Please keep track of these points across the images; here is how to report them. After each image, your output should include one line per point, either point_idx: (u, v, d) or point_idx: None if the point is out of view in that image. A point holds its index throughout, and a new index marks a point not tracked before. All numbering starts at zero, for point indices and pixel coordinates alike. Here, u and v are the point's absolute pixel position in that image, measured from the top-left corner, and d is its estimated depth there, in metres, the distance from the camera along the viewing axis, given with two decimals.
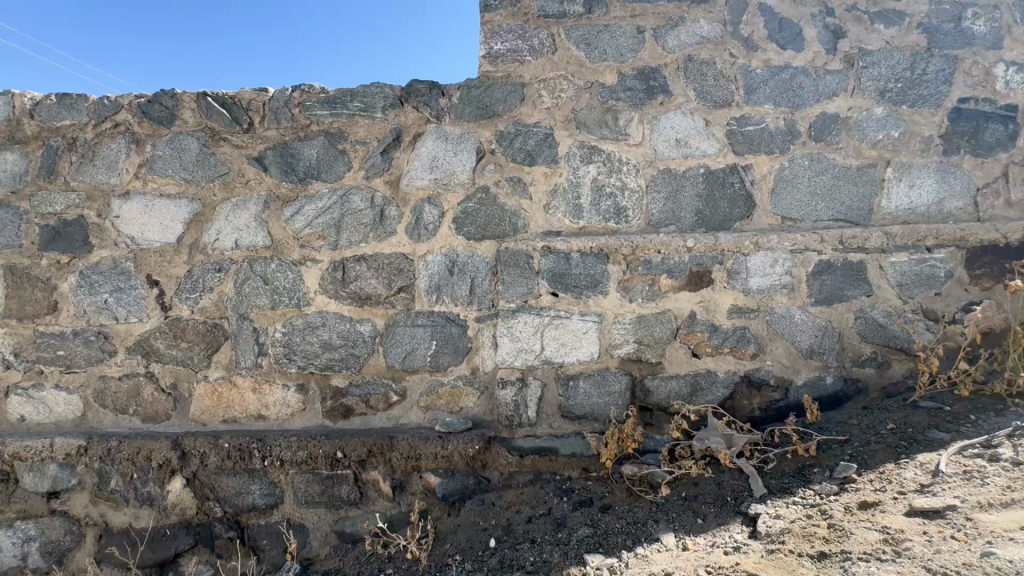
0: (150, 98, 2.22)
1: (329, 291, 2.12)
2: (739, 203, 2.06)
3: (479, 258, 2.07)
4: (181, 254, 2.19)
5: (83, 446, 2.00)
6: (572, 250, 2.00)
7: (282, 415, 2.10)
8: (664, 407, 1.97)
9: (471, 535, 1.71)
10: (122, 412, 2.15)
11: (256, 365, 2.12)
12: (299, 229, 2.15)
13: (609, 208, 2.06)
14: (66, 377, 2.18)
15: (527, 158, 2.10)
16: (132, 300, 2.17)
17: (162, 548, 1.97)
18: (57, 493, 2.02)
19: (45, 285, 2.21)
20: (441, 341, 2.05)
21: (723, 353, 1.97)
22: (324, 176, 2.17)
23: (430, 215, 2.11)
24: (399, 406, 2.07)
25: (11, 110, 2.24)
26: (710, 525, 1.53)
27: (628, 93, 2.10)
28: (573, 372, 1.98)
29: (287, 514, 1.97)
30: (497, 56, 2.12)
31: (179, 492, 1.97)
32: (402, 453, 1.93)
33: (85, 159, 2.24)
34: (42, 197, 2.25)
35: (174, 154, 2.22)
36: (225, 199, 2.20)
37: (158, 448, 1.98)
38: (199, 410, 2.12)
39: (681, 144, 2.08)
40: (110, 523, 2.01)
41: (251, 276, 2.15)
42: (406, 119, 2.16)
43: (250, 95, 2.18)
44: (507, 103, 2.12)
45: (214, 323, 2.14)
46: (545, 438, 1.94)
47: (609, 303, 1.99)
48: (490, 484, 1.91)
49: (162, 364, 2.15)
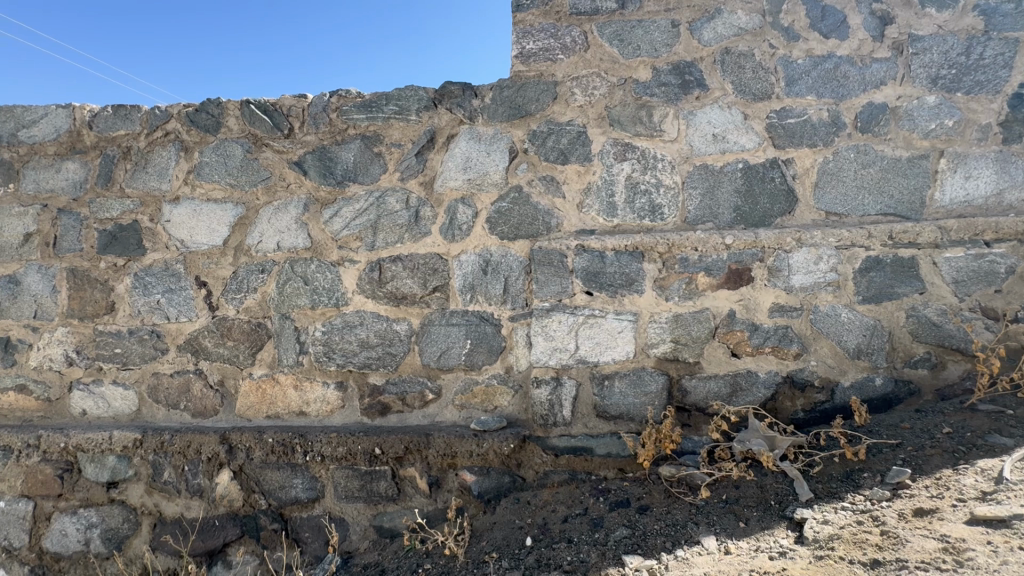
0: (197, 107, 2.33)
1: (366, 291, 2.17)
2: (780, 199, 1.99)
3: (513, 257, 2.07)
4: (227, 256, 2.28)
5: (139, 439, 2.11)
6: (607, 248, 1.99)
7: (322, 411, 2.16)
8: (702, 407, 1.93)
9: (508, 533, 1.72)
10: (173, 407, 2.25)
11: (298, 363, 2.18)
12: (338, 230, 2.20)
13: (643, 206, 2.03)
14: (123, 374, 2.30)
15: (560, 157, 2.09)
16: (182, 300, 2.28)
17: (211, 538, 2.05)
18: (115, 483, 2.13)
19: (103, 287, 2.34)
20: (476, 340, 2.07)
21: (765, 353, 1.92)
22: (361, 179, 2.22)
23: (464, 215, 2.13)
24: (434, 404, 2.09)
25: (73, 123, 2.40)
26: (753, 529, 1.49)
27: (663, 89, 2.07)
28: (608, 371, 1.96)
29: (328, 508, 2.02)
30: (529, 56, 2.13)
31: (227, 484, 2.05)
32: (438, 451, 1.95)
33: (139, 166, 2.37)
34: (100, 204, 2.38)
35: (219, 161, 2.32)
36: (267, 203, 2.28)
37: (207, 441, 2.07)
38: (245, 406, 2.20)
39: (718, 139, 2.04)
40: (163, 513, 2.10)
41: (293, 276, 2.22)
42: (440, 121, 2.19)
43: (290, 102, 2.26)
44: (539, 102, 2.12)
45: (258, 323, 2.23)
46: (580, 438, 1.94)
47: (644, 302, 1.96)
48: (525, 483, 1.92)
49: (210, 361, 2.25)
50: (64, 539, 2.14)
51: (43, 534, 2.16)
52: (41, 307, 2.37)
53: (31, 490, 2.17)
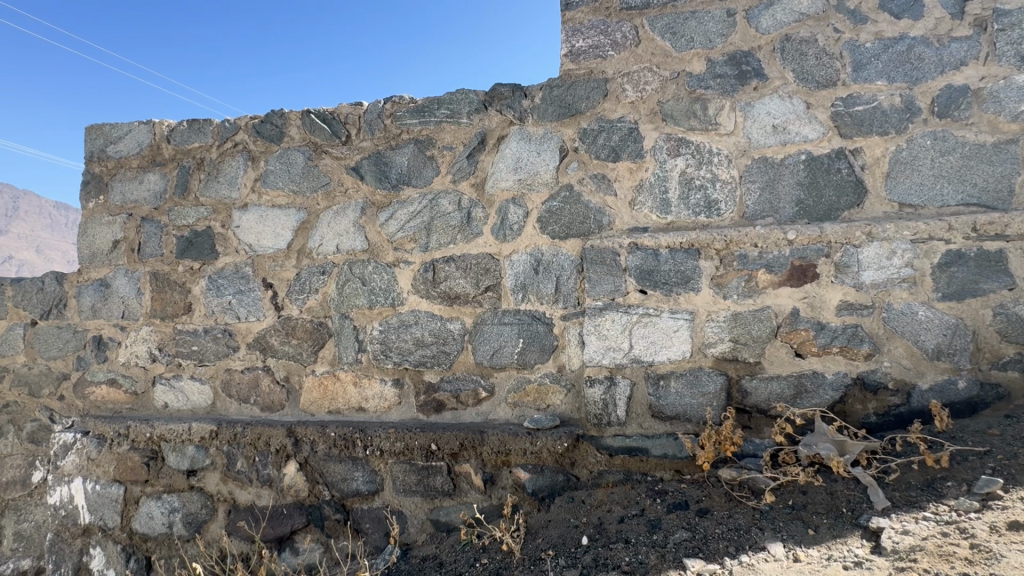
0: (263, 119, 2.48)
1: (420, 291, 2.23)
2: (847, 191, 1.89)
3: (564, 256, 2.08)
4: (290, 259, 2.41)
5: (215, 431, 2.26)
6: (661, 246, 1.95)
7: (380, 408, 2.24)
8: (764, 409, 1.86)
9: (564, 531, 1.72)
10: (244, 401, 2.40)
11: (357, 360, 2.27)
12: (393, 232, 2.28)
13: (698, 202, 1.98)
14: (199, 369, 2.47)
15: (611, 154, 2.07)
16: (251, 300, 2.42)
17: (281, 525, 2.17)
18: (194, 471, 2.30)
19: (181, 289, 2.52)
20: (528, 339, 2.08)
21: (832, 353, 1.83)
22: (415, 182, 2.28)
23: (515, 215, 2.15)
24: (488, 402, 2.13)
25: (154, 137, 2.61)
26: (823, 537, 1.43)
27: (719, 81, 2.01)
28: (664, 371, 1.92)
29: (387, 501, 2.09)
30: (579, 54, 2.12)
31: (294, 475, 2.17)
32: (493, 448, 1.98)
33: (212, 176, 2.54)
34: (178, 212, 2.57)
35: (283, 169, 2.45)
36: (327, 207, 2.38)
37: (275, 434, 2.19)
38: (308, 401, 2.32)
39: (778, 130, 1.96)
40: (237, 500, 2.24)
41: (351, 277, 2.31)
42: (491, 123, 2.22)
43: (347, 110, 2.37)
44: (590, 100, 2.11)
45: (319, 322, 2.33)
46: (635, 438, 1.91)
47: (701, 300, 1.91)
48: (579, 482, 1.92)
49: (276, 358, 2.38)
50: (150, 522, 2.32)
51: (132, 516, 2.35)
52: (128, 307, 2.58)
53: (122, 475, 2.37)
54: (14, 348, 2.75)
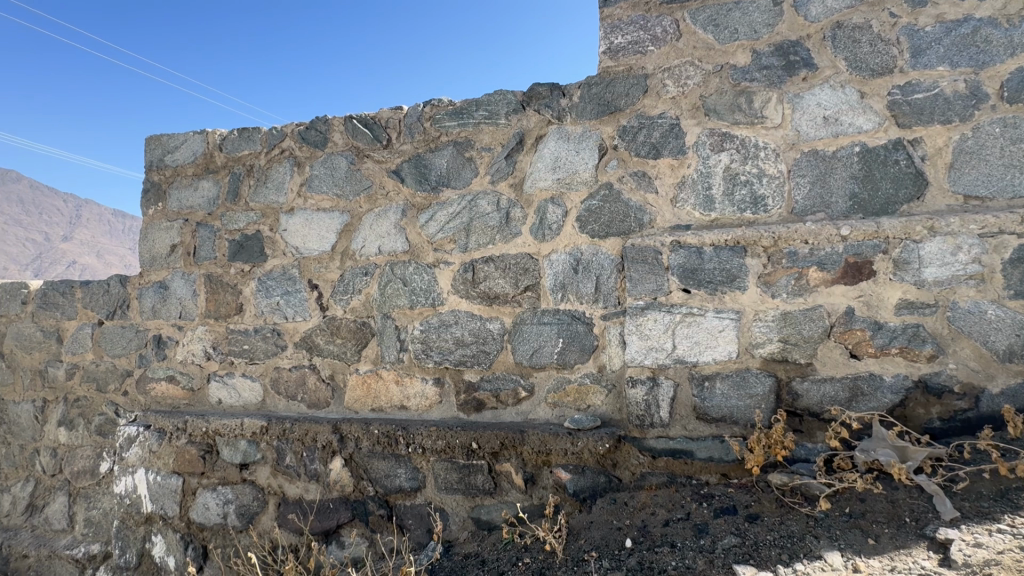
0: (308, 126, 2.57)
1: (460, 291, 2.25)
2: (906, 183, 1.80)
3: (604, 255, 2.06)
4: (334, 260, 2.48)
5: (265, 426, 2.35)
6: (705, 243, 1.90)
7: (421, 406, 2.27)
8: (816, 412, 1.79)
9: (607, 533, 1.70)
10: (292, 398, 2.49)
11: (398, 359, 2.32)
12: (433, 233, 2.31)
13: (744, 197, 1.92)
14: (250, 367, 2.58)
15: (652, 151, 2.04)
16: (298, 301, 2.51)
17: (328, 519, 2.23)
18: (247, 465, 2.40)
19: (233, 290, 2.64)
20: (568, 339, 2.07)
21: (891, 354, 1.74)
22: (454, 184, 2.31)
23: (555, 214, 2.14)
24: (527, 402, 2.13)
25: (207, 146, 2.75)
26: (885, 547, 1.36)
27: (765, 72, 1.95)
28: (709, 372, 1.87)
29: (429, 498, 2.12)
30: (618, 50, 2.11)
31: (340, 471, 2.23)
32: (533, 448, 1.97)
33: (261, 182, 2.65)
34: (230, 217, 2.69)
35: (327, 173, 2.53)
36: (369, 210, 2.44)
37: (322, 430, 2.26)
38: (353, 399, 2.38)
39: (830, 121, 1.88)
40: (286, 494, 2.32)
41: (393, 278, 2.36)
42: (529, 123, 2.22)
43: (388, 114, 2.43)
44: (629, 96, 2.08)
45: (363, 322, 2.39)
46: (679, 440, 1.88)
47: (748, 299, 1.85)
48: (622, 483, 1.90)
49: (322, 357, 2.45)
50: (206, 512, 2.43)
51: (190, 506, 2.47)
52: (185, 308, 2.72)
53: (180, 467, 2.50)
54: (83, 346, 2.94)
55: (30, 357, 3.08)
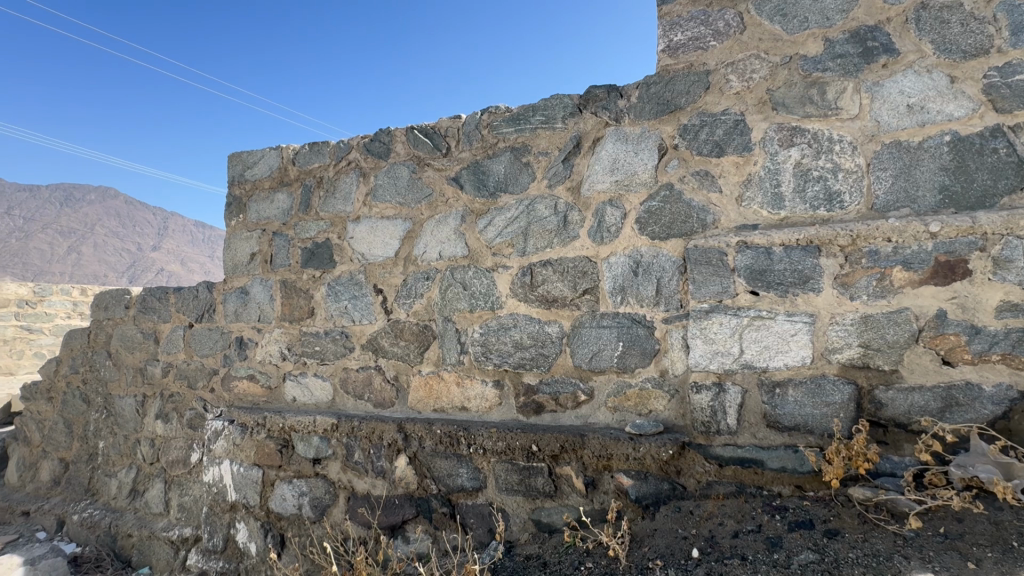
0: (373, 138, 2.71)
1: (519, 294, 2.28)
2: (1007, 173, 1.63)
3: (665, 257, 2.02)
4: (398, 266, 2.58)
5: (335, 424, 2.48)
6: (774, 243, 1.82)
7: (481, 408, 2.32)
8: (903, 423, 1.66)
9: (671, 541, 1.67)
10: (360, 398, 2.61)
11: (459, 361, 2.38)
12: (491, 238, 2.36)
13: (817, 194, 1.82)
14: (321, 367, 2.73)
15: (715, 149, 1.97)
16: (364, 305, 2.64)
17: (394, 515, 2.32)
18: (319, 460, 2.54)
19: (305, 294, 2.81)
20: (628, 342, 2.05)
21: (991, 362, 1.59)
22: (512, 189, 2.34)
23: (613, 216, 2.13)
24: (587, 405, 2.12)
25: (282, 161, 2.96)
26: (988, 572, 1.26)
27: (839, 61, 1.84)
28: (780, 378, 1.78)
29: (490, 498, 2.16)
30: (678, 48, 2.07)
31: (404, 468, 2.32)
32: (594, 452, 1.96)
33: (330, 193, 2.81)
34: (302, 226, 2.87)
35: (391, 183, 2.64)
36: (430, 216, 2.53)
37: (388, 429, 2.35)
38: (416, 399, 2.47)
39: (915, 109, 1.74)
40: (355, 489, 2.43)
41: (453, 282, 2.42)
42: (586, 125, 2.22)
43: (448, 124, 2.51)
44: (690, 94, 2.04)
45: (424, 324, 2.48)
46: (747, 449, 1.79)
47: (823, 301, 1.76)
48: (686, 491, 1.84)
49: (387, 359, 2.56)
50: (283, 502, 2.59)
51: (268, 496, 2.64)
52: (263, 311, 2.93)
53: (260, 460, 2.69)
54: (176, 346, 3.23)
55: (132, 356, 3.43)
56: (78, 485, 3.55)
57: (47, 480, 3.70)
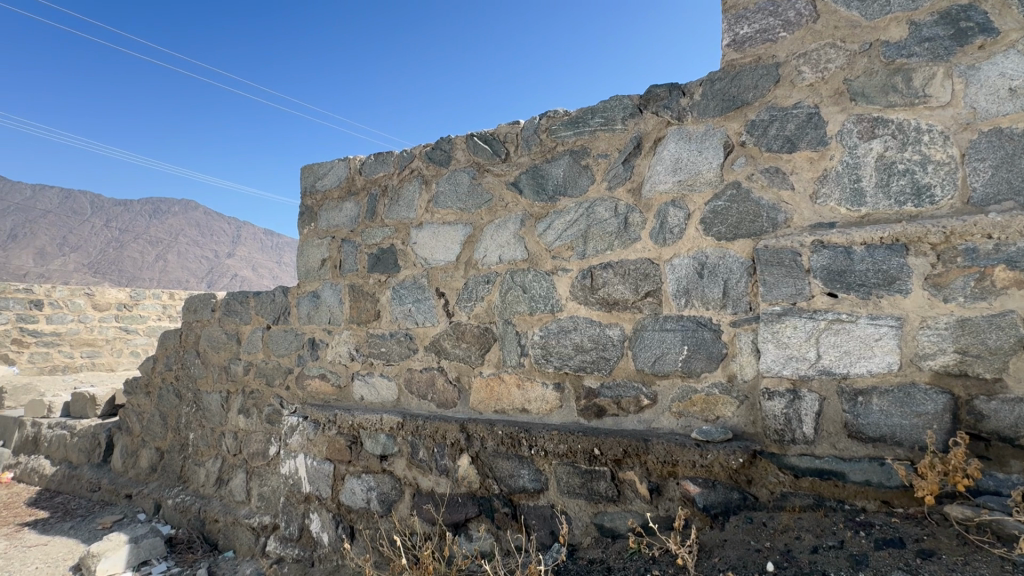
0: (434, 146, 2.80)
1: (579, 297, 2.28)
2: None
3: (733, 258, 1.95)
4: (459, 270, 2.65)
5: (401, 422, 2.58)
6: (854, 242, 1.72)
7: (542, 410, 2.33)
8: (1009, 437, 1.51)
9: (743, 553, 1.61)
10: (423, 398, 2.70)
11: (519, 363, 2.41)
12: (551, 241, 2.37)
13: (903, 188, 1.70)
14: (387, 368, 2.85)
15: (786, 145, 1.89)
16: (427, 308, 2.73)
17: (457, 513, 2.38)
18: (386, 457, 2.65)
19: (372, 298, 2.95)
20: (694, 346, 2.00)
21: None
22: (571, 192, 2.35)
23: (676, 217, 2.08)
24: (650, 410, 2.07)
25: (351, 171, 3.13)
26: None
27: (926, 45, 1.72)
28: (863, 386, 1.68)
29: (552, 500, 2.17)
30: (744, 41, 2.00)
31: (467, 468, 2.37)
32: (658, 457, 1.91)
33: (394, 201, 2.94)
34: (369, 232, 3.01)
35: (452, 189, 2.72)
36: (490, 221, 2.58)
37: (450, 428, 2.42)
38: (477, 400, 2.52)
39: (1018, 93, 1.59)
40: (420, 485, 2.52)
41: (513, 285, 2.46)
42: (647, 125, 2.19)
43: (507, 130, 2.56)
44: (758, 88, 1.96)
45: (485, 327, 2.53)
46: (826, 460, 1.70)
47: (911, 303, 1.64)
48: (757, 502, 1.77)
49: (449, 360, 2.63)
50: (353, 496, 2.72)
51: (339, 489, 2.79)
52: (333, 314, 3.10)
53: (332, 455, 2.84)
54: (256, 346, 3.48)
55: (217, 355, 3.73)
56: (171, 472, 3.90)
57: (146, 467, 4.09)
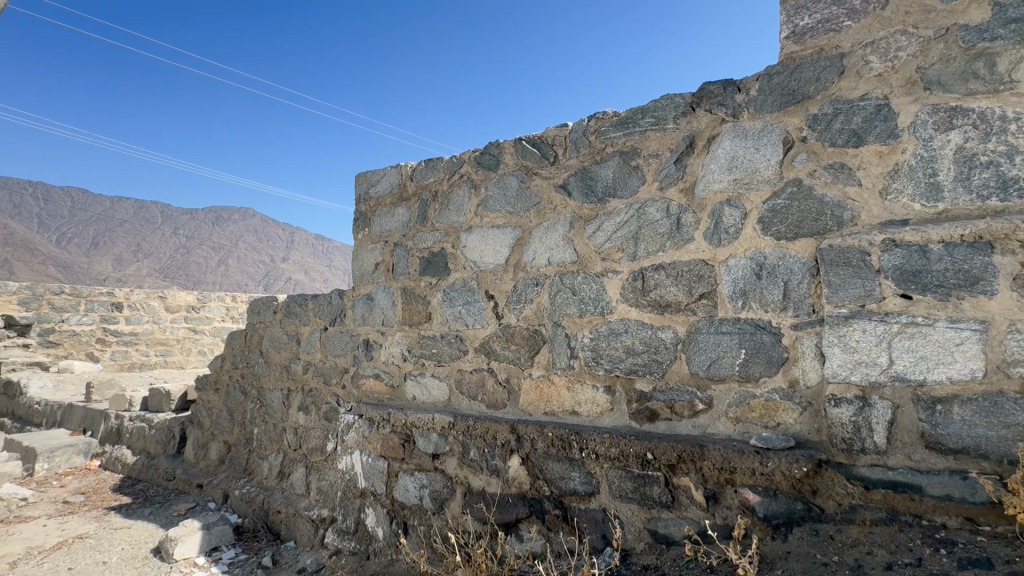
0: (483, 151, 2.85)
1: (630, 299, 2.25)
2: None
3: (794, 259, 1.88)
4: (508, 272, 2.68)
5: (452, 422, 2.64)
6: (930, 240, 1.61)
7: (592, 412, 2.32)
8: None
9: (809, 567, 1.55)
10: (474, 398, 2.74)
11: (569, 365, 2.40)
12: (601, 243, 2.36)
13: (987, 181, 1.58)
14: (438, 368, 2.92)
15: (852, 139, 1.80)
16: (476, 310, 2.78)
17: (508, 513, 2.41)
18: (437, 455, 2.71)
19: (423, 300, 3.03)
20: (752, 349, 1.93)
21: None
22: (621, 193, 2.33)
23: (732, 217, 2.02)
24: (705, 415, 2.02)
25: (403, 178, 3.23)
26: None
27: (1012, 27, 1.59)
28: (942, 394, 1.57)
29: (604, 504, 2.15)
30: (805, 33, 1.93)
31: (518, 468, 2.39)
32: (715, 464, 1.85)
33: (444, 205, 3.01)
34: (420, 236, 3.10)
35: (501, 193, 2.76)
36: (538, 224, 2.60)
37: (501, 429, 2.45)
38: (527, 402, 2.53)
39: None
40: (471, 485, 2.56)
41: (562, 288, 2.46)
42: (700, 124, 2.14)
43: (555, 133, 2.57)
44: (821, 81, 1.88)
45: (534, 329, 2.54)
46: (901, 472, 1.60)
47: (996, 305, 1.52)
48: (824, 514, 1.69)
49: (499, 362, 2.67)
50: (407, 493, 2.81)
51: (393, 486, 2.88)
52: (386, 316, 3.20)
53: (386, 452, 2.94)
54: (314, 346, 3.65)
55: (279, 354, 3.94)
56: (238, 465, 4.15)
57: (215, 459, 4.37)
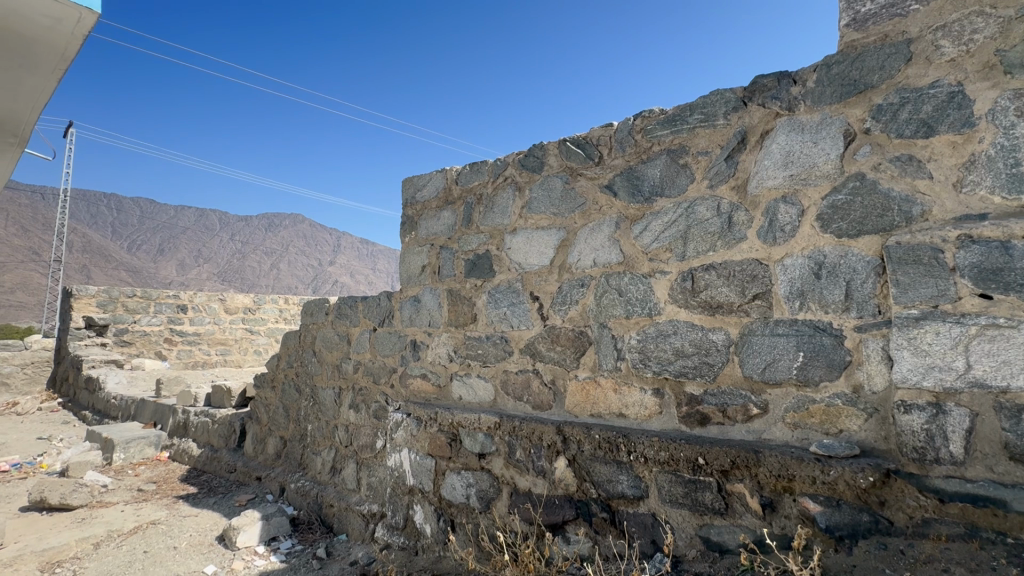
0: (527, 153, 2.87)
1: (679, 300, 2.21)
2: None
3: (856, 257, 1.78)
4: (553, 274, 2.69)
5: (498, 422, 2.66)
6: (1013, 236, 1.50)
7: (641, 415, 2.28)
8: None
9: None
10: (519, 399, 2.76)
11: (616, 367, 2.38)
12: (648, 244, 2.33)
13: None
14: (483, 369, 2.96)
15: (922, 129, 1.70)
16: (521, 312, 2.79)
17: (555, 514, 2.40)
18: (484, 455, 2.74)
19: (469, 302, 3.08)
20: (811, 352, 1.85)
21: None
22: (668, 192, 2.29)
23: (788, 214, 1.95)
24: (760, 420, 1.95)
25: (448, 182, 3.30)
26: None
27: None
28: None
29: (653, 508, 2.11)
30: (867, 20, 1.84)
31: (564, 470, 2.39)
32: (771, 471, 1.78)
33: (489, 208, 3.05)
34: (465, 239, 3.16)
35: (545, 194, 2.77)
36: (583, 225, 2.58)
37: (547, 431, 2.45)
38: (572, 403, 2.52)
39: None
40: (517, 485, 2.58)
41: (608, 289, 2.44)
42: (752, 119, 2.08)
43: (600, 133, 2.56)
44: (885, 69, 1.78)
45: (580, 331, 2.53)
46: (981, 485, 1.49)
47: None
48: (893, 527, 1.60)
49: (544, 363, 2.67)
50: (453, 491, 2.85)
51: (440, 484, 2.93)
52: (433, 317, 3.28)
53: (433, 450, 3.00)
54: (364, 346, 3.78)
55: (330, 354, 4.10)
56: (293, 459, 4.35)
57: (272, 453, 4.60)
